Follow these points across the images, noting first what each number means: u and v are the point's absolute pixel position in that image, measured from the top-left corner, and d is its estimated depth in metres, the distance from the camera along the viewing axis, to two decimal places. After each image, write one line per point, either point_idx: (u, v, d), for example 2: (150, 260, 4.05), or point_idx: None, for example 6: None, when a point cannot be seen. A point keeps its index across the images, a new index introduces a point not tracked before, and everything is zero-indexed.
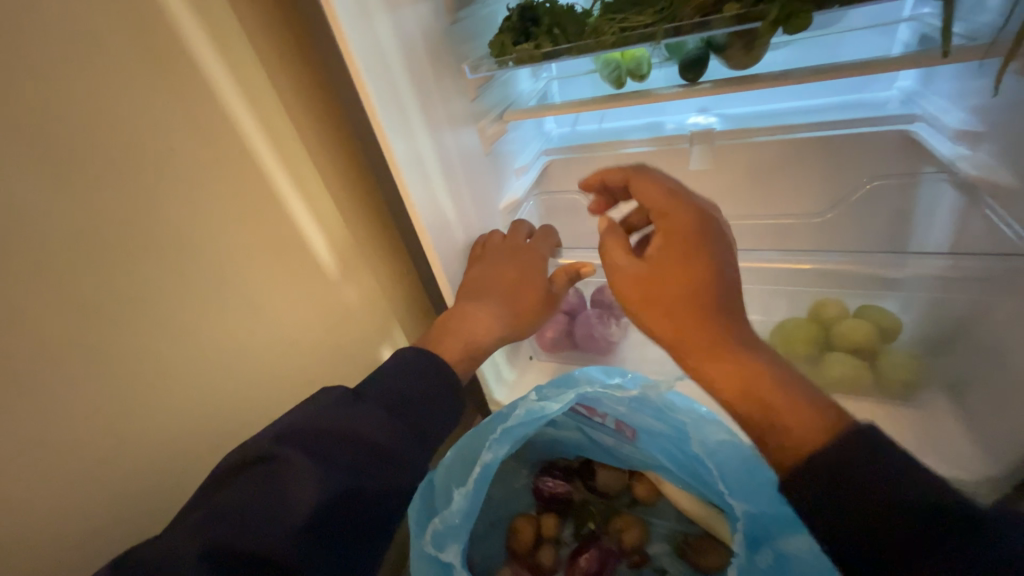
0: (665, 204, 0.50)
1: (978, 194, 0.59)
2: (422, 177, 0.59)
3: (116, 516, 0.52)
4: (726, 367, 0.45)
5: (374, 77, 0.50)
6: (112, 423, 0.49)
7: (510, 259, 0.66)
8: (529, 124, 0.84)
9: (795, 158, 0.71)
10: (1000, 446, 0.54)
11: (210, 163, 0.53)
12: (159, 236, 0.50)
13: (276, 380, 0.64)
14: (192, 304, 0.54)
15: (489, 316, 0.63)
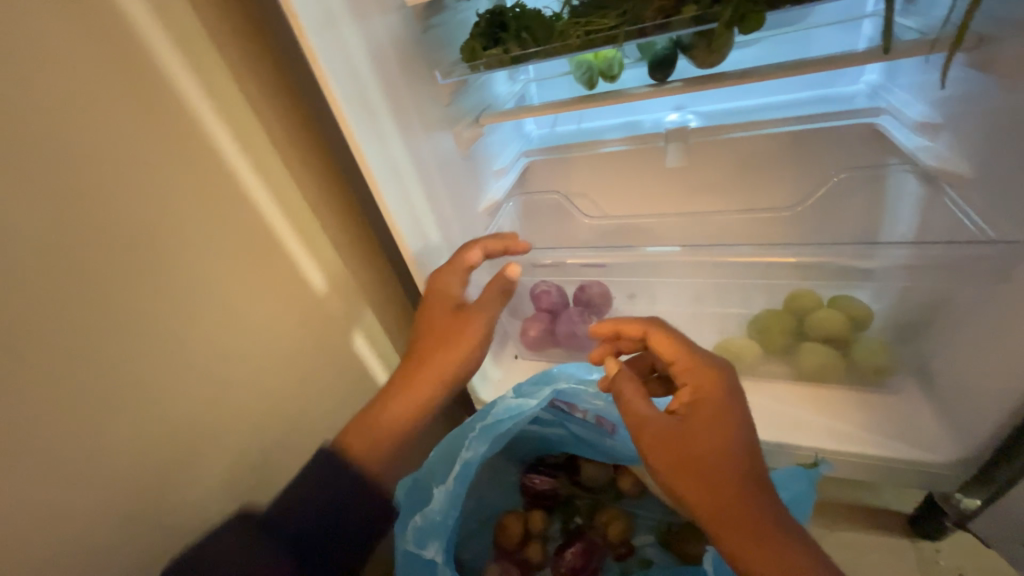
0: (689, 365, 0.53)
1: (938, 184, 0.61)
2: (397, 181, 0.61)
3: (103, 529, 0.51)
4: (769, 554, 0.44)
5: (343, 86, 0.52)
6: (100, 436, 0.50)
7: (431, 328, 0.63)
8: (508, 126, 0.85)
9: (768, 153, 0.73)
10: (966, 425, 0.56)
11: (188, 174, 0.54)
12: (137, 246, 0.51)
13: (261, 387, 0.64)
14: (176, 314, 0.54)
15: (413, 400, 0.62)
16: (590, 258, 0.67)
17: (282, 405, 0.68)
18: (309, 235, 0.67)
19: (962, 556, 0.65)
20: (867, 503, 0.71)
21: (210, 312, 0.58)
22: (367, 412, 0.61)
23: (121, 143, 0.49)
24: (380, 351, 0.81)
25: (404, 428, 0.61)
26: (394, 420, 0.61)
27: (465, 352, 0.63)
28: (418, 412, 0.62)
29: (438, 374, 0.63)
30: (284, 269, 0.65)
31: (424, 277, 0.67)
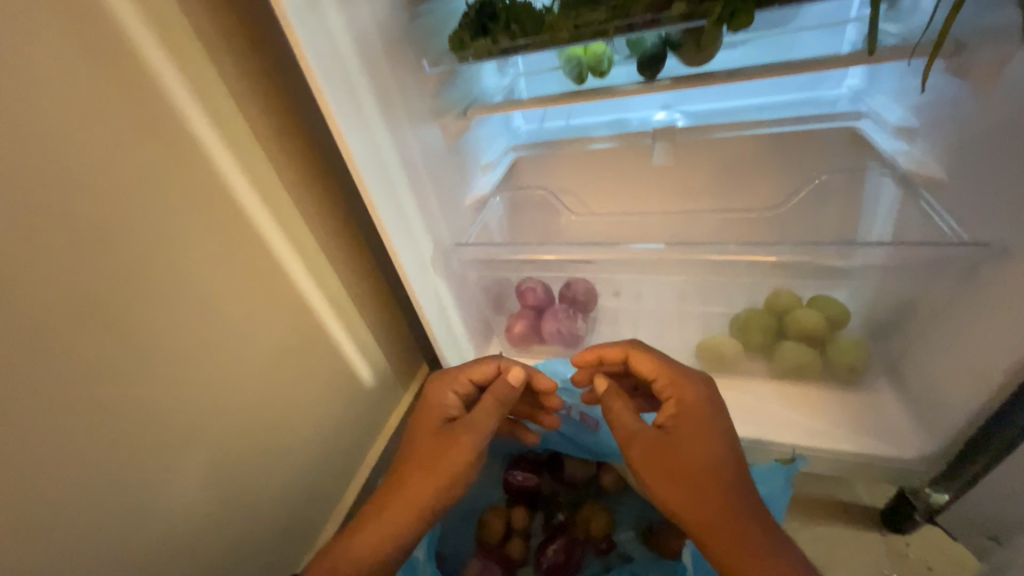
0: (674, 378, 0.54)
1: (915, 188, 0.61)
2: (379, 170, 0.58)
3: (68, 542, 0.47)
4: (756, 560, 0.45)
5: (327, 75, 0.50)
6: (63, 445, 0.46)
7: (428, 444, 0.56)
8: (497, 121, 0.85)
9: (753, 154, 0.74)
10: (934, 422, 0.58)
11: (166, 166, 0.50)
12: (109, 236, 0.46)
13: (243, 387, 0.61)
14: (152, 314, 0.51)
15: (384, 522, 0.53)
16: (576, 255, 0.65)
17: (265, 412, 0.64)
18: (294, 233, 0.64)
19: (932, 550, 0.67)
20: (842, 499, 0.72)
21: (192, 314, 0.54)
22: (337, 543, 0.53)
23: (87, 129, 0.44)
24: (367, 354, 0.78)
25: (369, 563, 0.52)
26: (359, 547, 0.52)
27: (447, 475, 0.54)
28: (387, 539, 0.53)
29: (416, 502, 0.54)
30: (267, 269, 0.61)
31: (408, 273, 0.65)
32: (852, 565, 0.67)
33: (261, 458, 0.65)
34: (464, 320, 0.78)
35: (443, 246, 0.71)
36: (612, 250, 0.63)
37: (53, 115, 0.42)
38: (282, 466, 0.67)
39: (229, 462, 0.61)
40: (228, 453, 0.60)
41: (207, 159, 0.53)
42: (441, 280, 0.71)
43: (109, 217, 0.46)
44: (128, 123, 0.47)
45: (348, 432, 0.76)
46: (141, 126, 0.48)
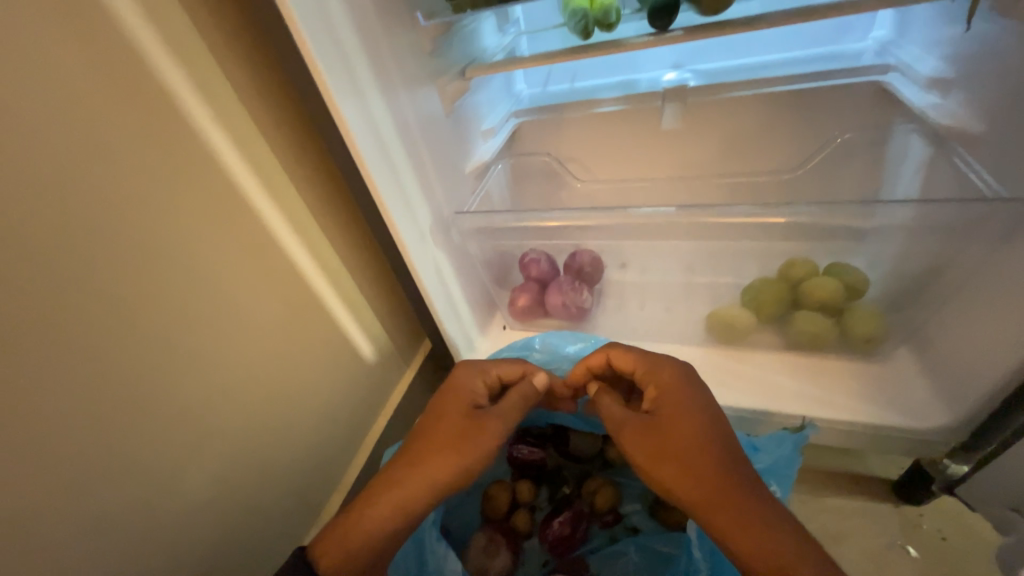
0: (648, 366, 0.54)
1: (947, 145, 0.57)
2: (370, 127, 0.54)
3: (69, 526, 0.46)
4: (760, 535, 0.43)
5: (314, 32, 0.46)
6: (54, 431, 0.44)
7: (448, 423, 0.55)
8: (498, 84, 0.80)
9: (770, 114, 0.70)
10: (957, 392, 0.56)
11: (144, 130, 0.46)
12: (89, 208, 0.43)
13: (242, 367, 0.59)
14: (142, 291, 0.48)
15: (402, 489, 0.51)
16: (581, 221, 0.62)
17: (266, 391, 0.62)
18: (285, 204, 0.60)
19: (944, 519, 0.66)
20: (853, 471, 0.71)
21: (185, 291, 0.51)
22: (350, 508, 0.52)
23: (55, 90, 0.40)
24: (368, 332, 0.75)
25: (381, 530, 0.50)
26: (371, 512, 0.51)
27: (470, 456, 0.53)
28: (402, 507, 0.51)
29: (436, 475, 0.52)
30: (260, 243, 0.58)
31: (405, 241, 0.61)
32: (863, 536, 0.66)
33: (263, 438, 0.63)
34: (465, 293, 0.75)
35: (441, 215, 0.67)
36: (616, 214, 0.61)
37: (15, 73, 0.38)
38: (285, 446, 0.66)
39: (231, 443, 0.59)
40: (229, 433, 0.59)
41: (188, 123, 0.49)
42: (440, 250, 0.68)
43: (88, 187, 0.43)
44: (102, 82, 0.43)
45: (351, 411, 0.75)
46: (114, 85, 0.43)
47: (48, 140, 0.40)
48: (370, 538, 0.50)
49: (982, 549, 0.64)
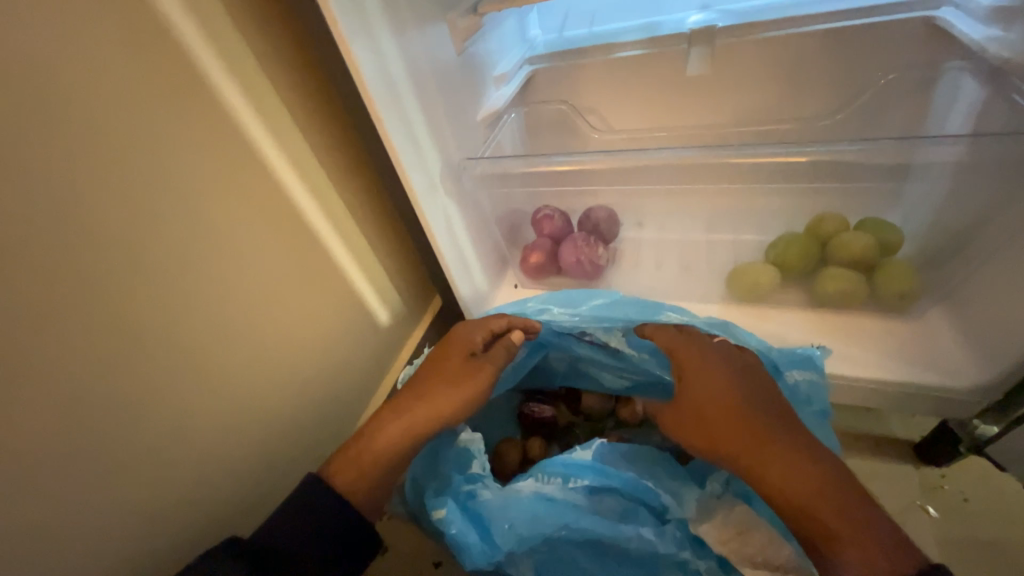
0: (673, 338, 0.54)
1: (1008, 80, 0.53)
2: (379, 61, 0.50)
3: (88, 484, 0.44)
4: (779, 474, 0.44)
5: None
6: (66, 388, 0.42)
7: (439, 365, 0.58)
8: (510, 26, 0.74)
9: (809, 56, 0.64)
10: (994, 349, 0.54)
11: (140, 63, 0.42)
12: (84, 146, 0.40)
13: (256, 324, 0.56)
14: (149, 240, 0.45)
15: (404, 420, 0.54)
16: (596, 164, 0.59)
17: (280, 351, 0.60)
18: (294, 153, 0.56)
19: (966, 481, 0.65)
20: (875, 434, 0.70)
21: (195, 242, 0.49)
22: (356, 437, 0.54)
23: (40, 12, 0.36)
24: (382, 294, 0.72)
25: (384, 456, 0.53)
26: (375, 439, 0.53)
27: (465, 396, 0.56)
28: (403, 437, 0.54)
29: (434, 410, 0.55)
30: (269, 194, 0.55)
31: (415, 189, 0.58)
32: (885, 497, 0.65)
33: (283, 399, 0.61)
34: (476, 249, 0.73)
35: (452, 162, 0.64)
36: (635, 156, 0.57)
37: None
38: (304, 407, 0.65)
39: (251, 404, 0.58)
40: (247, 391, 0.57)
41: (186, 56, 0.45)
42: (451, 202, 0.65)
43: (83, 123, 0.40)
44: (90, 4, 0.38)
45: (366, 374, 0.73)
46: (98, 8, 0.39)
47: (36, 68, 0.37)
48: (375, 463, 0.52)
49: (1004, 508, 0.63)
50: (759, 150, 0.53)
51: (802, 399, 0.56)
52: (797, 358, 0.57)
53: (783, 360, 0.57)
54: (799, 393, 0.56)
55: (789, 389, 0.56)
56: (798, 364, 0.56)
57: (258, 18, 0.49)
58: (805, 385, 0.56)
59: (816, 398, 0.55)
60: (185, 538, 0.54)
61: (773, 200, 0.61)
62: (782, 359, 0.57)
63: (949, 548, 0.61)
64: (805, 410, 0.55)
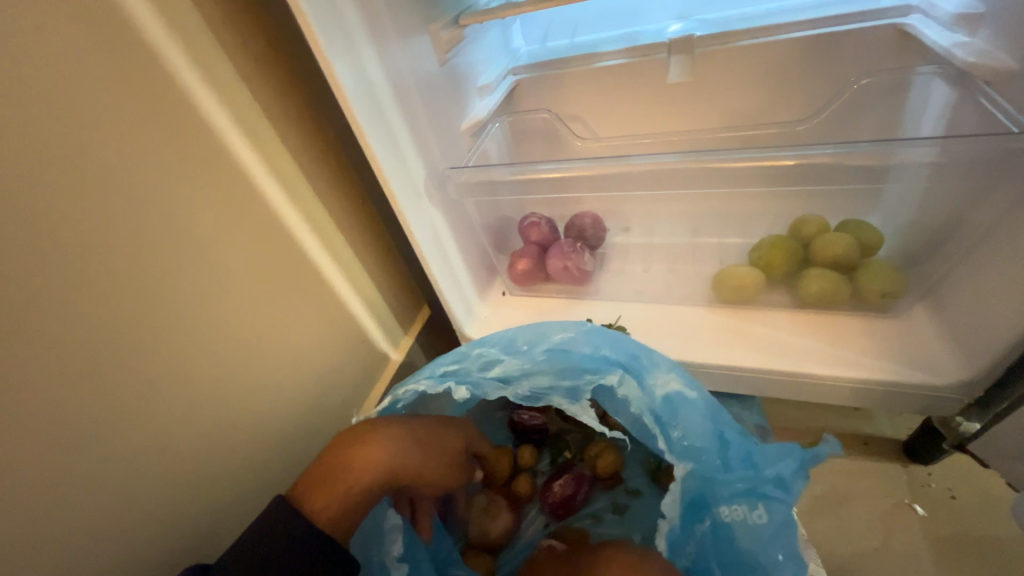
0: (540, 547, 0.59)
1: (975, 83, 0.54)
2: (359, 71, 0.50)
3: (68, 507, 0.43)
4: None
5: None
6: (44, 405, 0.41)
7: (447, 431, 0.58)
8: (494, 37, 0.75)
9: (786, 63, 0.66)
10: (970, 344, 0.55)
11: (120, 79, 0.42)
12: (63, 163, 0.40)
13: (241, 338, 0.56)
14: (129, 252, 0.44)
15: (402, 461, 0.52)
16: (580, 170, 0.59)
17: (268, 364, 0.59)
18: (277, 164, 0.56)
19: (953, 477, 0.66)
20: (863, 432, 0.71)
21: (178, 254, 0.48)
22: (342, 464, 0.51)
23: (19, 26, 0.36)
24: (370, 305, 0.72)
25: (364, 492, 0.50)
26: (365, 472, 0.51)
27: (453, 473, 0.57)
28: (390, 477, 0.52)
29: (424, 466, 0.54)
30: (252, 205, 0.54)
31: (398, 197, 0.58)
32: (874, 494, 0.66)
33: (271, 413, 0.60)
34: (463, 257, 0.73)
35: (436, 170, 0.64)
36: (618, 162, 0.57)
37: None
38: (294, 420, 0.64)
39: (239, 419, 0.57)
40: (231, 407, 0.56)
41: (166, 72, 0.45)
42: (436, 210, 0.65)
43: (60, 134, 0.39)
44: (69, 23, 0.39)
45: (356, 386, 0.72)
46: (78, 27, 0.39)
47: (11, 81, 0.36)
48: (356, 494, 0.50)
49: (993, 504, 0.63)
50: (740, 154, 0.54)
51: (736, 541, 0.50)
52: (751, 491, 0.49)
53: (730, 491, 0.50)
54: (735, 534, 0.50)
55: (721, 525, 0.51)
56: (737, 500, 0.49)
57: (240, 33, 0.50)
58: (740, 526, 0.49)
59: (751, 540, 0.49)
60: (171, 561, 0.52)
61: (754, 205, 0.62)
62: (735, 482, 0.50)
63: (940, 546, 0.61)
64: (739, 555, 0.50)
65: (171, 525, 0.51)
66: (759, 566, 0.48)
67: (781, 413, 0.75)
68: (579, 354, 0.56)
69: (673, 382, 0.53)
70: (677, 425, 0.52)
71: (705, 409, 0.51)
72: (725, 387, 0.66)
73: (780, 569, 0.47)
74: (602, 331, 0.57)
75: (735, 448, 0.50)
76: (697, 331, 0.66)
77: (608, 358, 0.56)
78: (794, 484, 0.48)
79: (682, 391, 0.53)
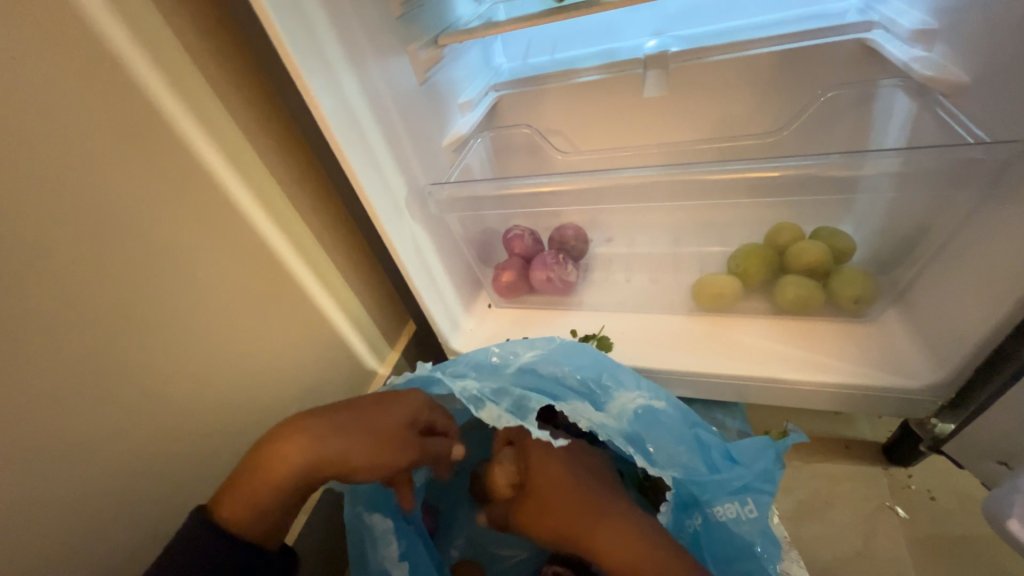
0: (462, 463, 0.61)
1: (933, 96, 0.57)
2: (337, 93, 0.51)
3: (45, 535, 0.43)
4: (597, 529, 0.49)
5: (279, 7, 0.44)
6: (14, 435, 0.40)
7: (352, 414, 0.51)
8: (475, 55, 0.77)
9: (755, 77, 0.68)
10: (942, 348, 0.56)
11: (100, 107, 0.43)
12: (40, 189, 0.40)
13: (223, 359, 0.55)
14: (104, 276, 0.44)
15: (313, 455, 0.48)
16: (562, 185, 0.60)
17: (250, 384, 0.59)
18: (257, 183, 0.56)
19: (933, 478, 0.67)
20: (845, 436, 0.72)
21: (157, 276, 0.48)
22: (248, 467, 0.48)
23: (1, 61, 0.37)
24: (354, 321, 0.71)
25: (280, 496, 0.48)
26: (280, 472, 0.47)
27: (388, 458, 0.50)
28: (309, 473, 0.48)
29: (343, 448, 0.49)
30: (232, 225, 0.54)
31: (378, 213, 0.59)
32: (857, 498, 0.67)
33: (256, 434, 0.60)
34: (447, 271, 0.73)
35: (418, 187, 0.65)
36: (596, 176, 0.59)
37: None
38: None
39: (221, 441, 0.56)
40: (213, 430, 0.55)
41: (146, 98, 0.46)
42: (418, 225, 0.66)
43: (36, 159, 0.39)
44: (50, 54, 0.39)
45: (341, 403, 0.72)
46: (58, 58, 0.40)
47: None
48: (269, 498, 0.47)
49: (972, 505, 0.64)
50: (712, 167, 0.55)
51: (730, 537, 0.52)
52: (739, 489, 0.51)
53: (722, 492, 0.51)
54: (730, 531, 0.51)
55: (715, 523, 0.52)
56: (730, 497, 0.51)
57: (219, 60, 0.51)
58: (735, 521, 0.51)
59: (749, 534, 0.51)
60: None
61: (732, 215, 0.63)
62: (726, 482, 0.51)
63: (922, 547, 0.62)
64: (734, 551, 0.51)
65: (149, 550, 0.51)
66: (756, 555, 0.50)
67: (764, 419, 0.76)
68: (549, 375, 0.58)
69: (640, 398, 0.56)
70: (654, 438, 0.53)
71: (677, 414, 0.55)
72: (709, 394, 0.67)
73: (770, 558, 0.50)
74: (570, 350, 0.58)
75: (714, 448, 0.54)
76: (678, 340, 0.67)
77: (580, 377, 0.58)
78: (777, 475, 0.50)
79: (654, 403, 0.55)
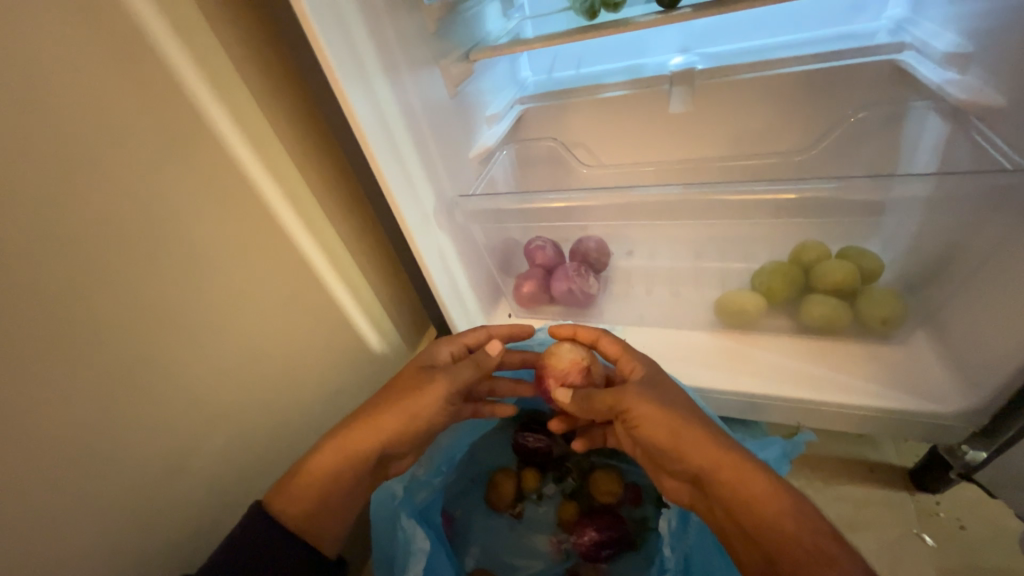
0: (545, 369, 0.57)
1: (967, 118, 0.57)
2: (375, 109, 0.53)
3: (80, 526, 0.44)
4: (708, 450, 0.45)
5: (328, 30, 0.46)
6: (58, 429, 0.41)
7: (371, 401, 0.53)
8: (503, 69, 0.79)
9: (782, 94, 0.68)
10: (974, 373, 0.55)
11: (155, 119, 0.45)
12: (96, 195, 0.42)
13: (252, 360, 0.57)
14: (149, 280, 0.46)
15: (341, 452, 0.51)
16: (584, 200, 0.60)
17: (275, 386, 0.60)
18: (292, 190, 0.58)
19: (961, 507, 0.65)
20: (868, 459, 0.71)
21: (197, 279, 0.50)
22: (292, 476, 0.50)
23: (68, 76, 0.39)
24: (376, 325, 0.72)
25: (336, 484, 0.51)
26: (316, 481, 0.50)
27: (415, 410, 0.51)
28: (349, 460, 0.51)
29: (370, 428, 0.51)
30: (268, 230, 0.56)
31: (409, 224, 0.60)
32: (880, 524, 0.65)
33: (278, 434, 0.61)
34: (469, 280, 0.74)
35: (445, 198, 0.66)
36: (622, 193, 0.59)
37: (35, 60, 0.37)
38: (299, 439, 0.65)
39: (244, 439, 0.57)
40: (238, 430, 0.56)
41: (195, 109, 0.48)
42: (444, 235, 0.67)
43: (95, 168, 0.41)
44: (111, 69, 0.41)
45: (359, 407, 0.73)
46: (118, 73, 0.42)
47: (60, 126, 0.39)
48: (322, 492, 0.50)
49: (1002, 536, 0.63)
50: (739, 185, 0.55)
51: None
52: None
53: None
54: None
55: None
56: None
57: (262, 72, 0.53)
58: None
59: None
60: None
61: (755, 232, 0.62)
62: None
63: None
64: None
65: (173, 542, 0.52)
66: None
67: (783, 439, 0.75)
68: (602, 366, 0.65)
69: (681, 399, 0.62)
70: None
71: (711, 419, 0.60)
72: (726, 411, 0.67)
73: None
74: None
75: None
76: (700, 356, 0.67)
77: None
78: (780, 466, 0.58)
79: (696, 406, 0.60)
